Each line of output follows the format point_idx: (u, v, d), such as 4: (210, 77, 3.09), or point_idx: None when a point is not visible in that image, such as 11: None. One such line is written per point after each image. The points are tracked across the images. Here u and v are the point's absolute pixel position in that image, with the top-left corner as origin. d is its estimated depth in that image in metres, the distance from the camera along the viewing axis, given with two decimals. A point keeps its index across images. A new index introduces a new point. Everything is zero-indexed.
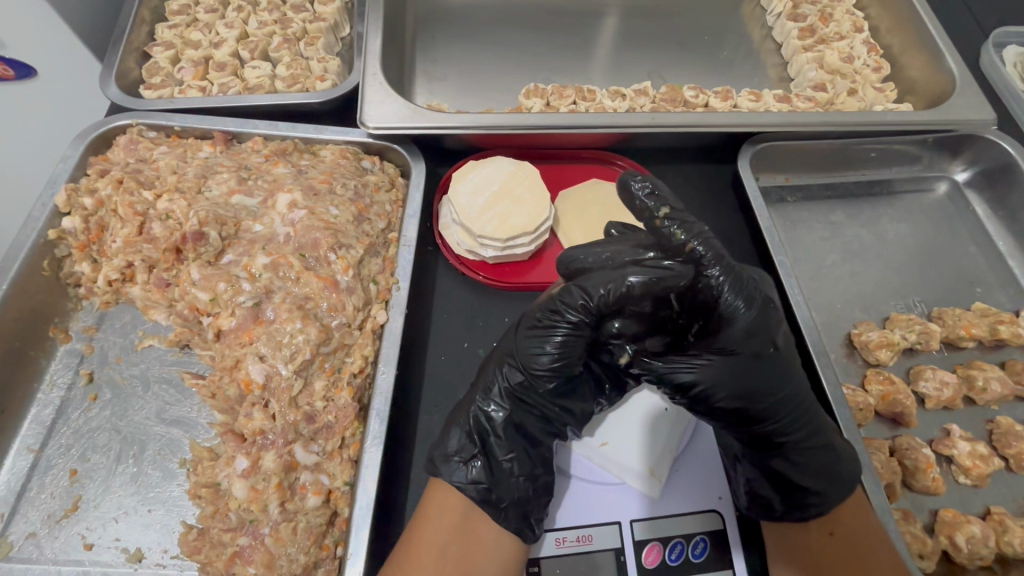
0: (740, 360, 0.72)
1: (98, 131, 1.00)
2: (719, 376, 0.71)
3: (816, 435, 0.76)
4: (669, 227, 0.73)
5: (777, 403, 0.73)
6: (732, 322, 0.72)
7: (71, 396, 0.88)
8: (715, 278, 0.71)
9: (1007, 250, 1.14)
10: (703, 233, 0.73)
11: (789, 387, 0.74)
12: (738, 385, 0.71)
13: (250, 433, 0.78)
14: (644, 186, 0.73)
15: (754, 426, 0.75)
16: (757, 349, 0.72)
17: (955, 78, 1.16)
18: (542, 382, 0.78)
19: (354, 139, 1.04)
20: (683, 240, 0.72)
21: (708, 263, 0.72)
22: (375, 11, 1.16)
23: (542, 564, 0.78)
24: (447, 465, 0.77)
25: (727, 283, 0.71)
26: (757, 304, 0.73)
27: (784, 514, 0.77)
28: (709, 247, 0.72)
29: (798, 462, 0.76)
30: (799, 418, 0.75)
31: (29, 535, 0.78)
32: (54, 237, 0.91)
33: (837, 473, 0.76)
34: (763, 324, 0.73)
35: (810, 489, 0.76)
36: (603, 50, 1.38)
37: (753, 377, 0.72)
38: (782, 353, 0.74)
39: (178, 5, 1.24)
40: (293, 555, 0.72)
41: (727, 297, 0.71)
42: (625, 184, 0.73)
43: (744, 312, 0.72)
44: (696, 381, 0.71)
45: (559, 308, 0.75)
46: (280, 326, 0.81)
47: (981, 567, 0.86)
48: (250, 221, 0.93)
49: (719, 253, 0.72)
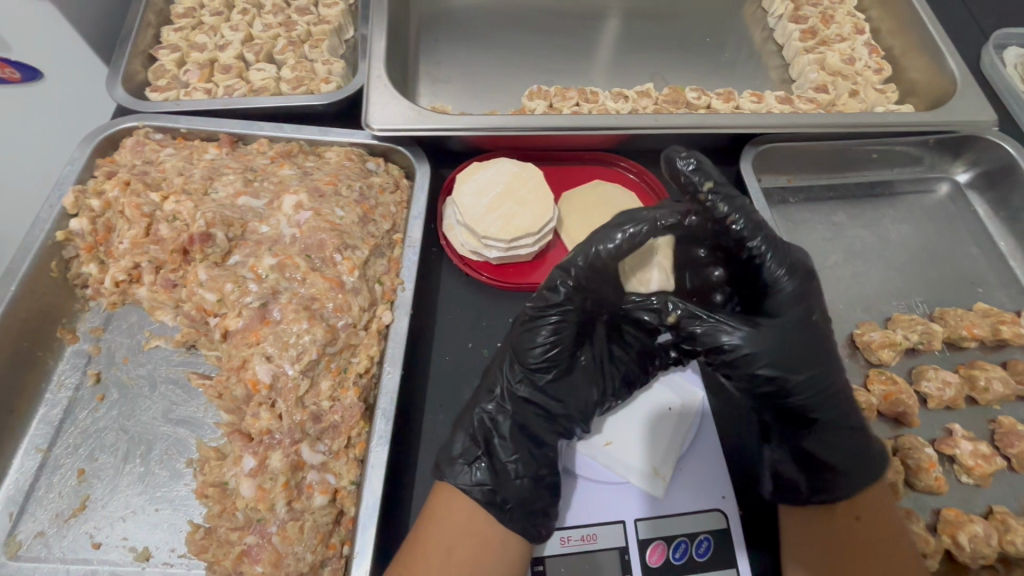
0: (782, 327, 0.74)
1: (105, 133, 1.01)
2: (765, 343, 0.73)
3: (846, 416, 0.77)
4: (714, 201, 0.78)
5: (816, 372, 0.74)
6: (771, 291, 0.76)
7: (78, 396, 0.88)
8: (757, 249, 0.76)
9: (1009, 251, 1.15)
10: (747, 208, 0.78)
11: (824, 361, 0.75)
12: (781, 351, 0.73)
13: (257, 433, 0.79)
14: (688, 162, 0.80)
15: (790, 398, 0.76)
16: (800, 317, 0.75)
17: (956, 79, 1.17)
18: (539, 375, 0.81)
19: (359, 141, 1.04)
20: (726, 212, 0.78)
21: (748, 235, 0.77)
22: (379, 13, 1.17)
23: (547, 563, 0.79)
24: (451, 468, 0.77)
25: (770, 255, 0.76)
26: (797, 277, 0.77)
27: (810, 498, 0.78)
28: (749, 220, 0.77)
29: (829, 442, 0.77)
30: (831, 394, 0.76)
31: (38, 534, 0.78)
32: (62, 238, 0.92)
33: (865, 457, 0.77)
34: (803, 295, 0.77)
35: (838, 470, 0.76)
36: (605, 52, 1.38)
37: (796, 343, 0.74)
38: (819, 326, 0.77)
39: (184, 8, 1.25)
40: (300, 554, 0.73)
41: (771, 266, 0.76)
42: (672, 162, 0.81)
43: (785, 281, 0.76)
44: (741, 346, 0.72)
45: (546, 297, 0.78)
46: (286, 326, 0.82)
47: (984, 567, 0.86)
48: (256, 222, 0.93)
49: (759, 226, 0.77)
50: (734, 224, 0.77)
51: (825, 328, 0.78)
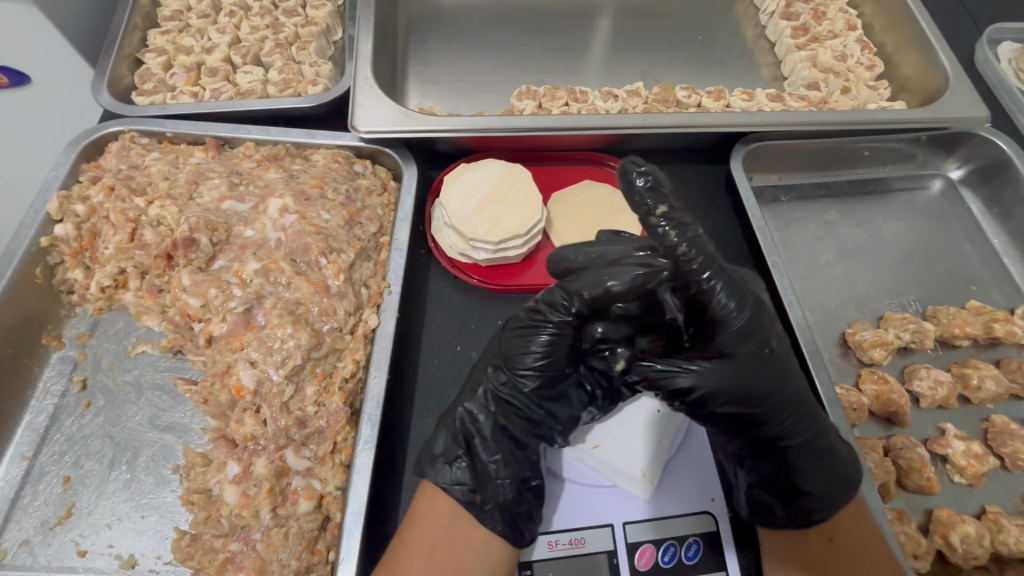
0: (739, 362, 0.73)
1: (90, 138, 1.01)
2: (717, 380, 0.72)
3: (816, 440, 0.76)
4: (665, 228, 0.71)
5: (775, 404, 0.74)
6: (726, 325, 0.72)
7: (65, 403, 0.88)
8: (707, 281, 0.71)
9: (1003, 248, 1.14)
10: (698, 237, 0.71)
11: (787, 388, 0.74)
12: (736, 386, 0.72)
13: (242, 439, 0.78)
14: (647, 179, 0.72)
15: (753, 429, 0.75)
16: (755, 351, 0.73)
17: (949, 75, 1.16)
18: (526, 382, 0.79)
19: (346, 143, 1.04)
20: (676, 241, 0.71)
21: (699, 266, 0.71)
22: (366, 14, 1.16)
23: (535, 567, 0.78)
24: (433, 466, 0.77)
25: (719, 287, 0.71)
26: (749, 306, 0.73)
27: (788, 523, 0.76)
28: (700, 250, 0.71)
29: (798, 467, 0.76)
30: (797, 420, 0.75)
31: (22, 542, 0.78)
32: (47, 244, 0.92)
33: (838, 479, 0.76)
34: (756, 327, 0.73)
35: (811, 494, 0.76)
36: (596, 51, 1.38)
37: (752, 378, 0.73)
38: (778, 354, 0.74)
39: (171, 11, 1.24)
40: (285, 561, 0.72)
41: (720, 299, 0.71)
42: (627, 176, 0.72)
43: (735, 315, 0.72)
44: (694, 386, 0.72)
45: (542, 310, 0.77)
46: (271, 331, 0.81)
47: (976, 567, 0.85)
48: (241, 226, 0.92)
49: (710, 256, 0.71)
50: (684, 254, 0.70)
51: (786, 353, 0.76)
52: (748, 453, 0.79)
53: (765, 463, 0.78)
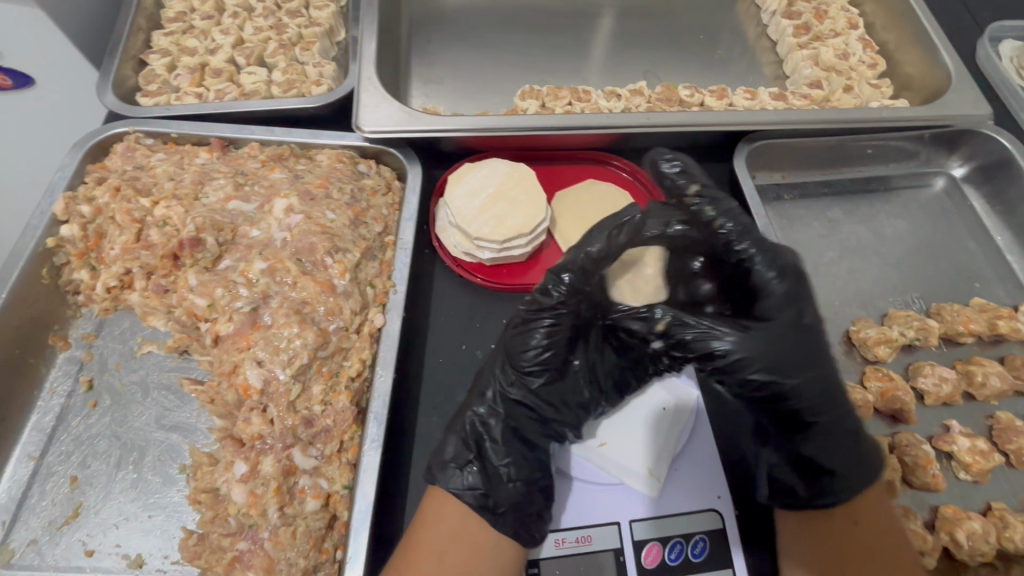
0: (773, 333, 0.73)
1: (95, 139, 1.01)
2: (753, 347, 0.71)
3: (843, 417, 0.75)
4: (699, 202, 0.80)
5: (810, 375, 0.73)
6: (767, 292, 0.76)
7: (71, 403, 0.88)
8: (743, 249, 0.78)
9: (1006, 245, 1.14)
10: (733, 211, 0.80)
11: (815, 361, 0.74)
12: (772, 354, 0.71)
13: (249, 438, 0.78)
14: (675, 164, 0.83)
15: (784, 404, 0.74)
16: (795, 318, 0.74)
17: (951, 73, 1.16)
18: (533, 379, 0.81)
19: (350, 143, 1.04)
20: (711, 215, 0.80)
21: (734, 236, 0.79)
22: (370, 15, 1.16)
23: (542, 565, 0.78)
24: (443, 472, 0.77)
25: (759, 256, 0.77)
26: (790, 277, 0.77)
27: (808, 502, 0.76)
28: (736, 223, 0.79)
29: (827, 445, 0.75)
30: (828, 395, 0.74)
31: (30, 542, 0.78)
32: (53, 245, 0.92)
33: (865, 461, 0.75)
34: (798, 297, 0.76)
35: (838, 474, 0.74)
36: (598, 50, 1.38)
37: (788, 345, 0.72)
38: (813, 326, 0.76)
39: (174, 12, 1.25)
40: (293, 559, 0.72)
41: (759, 267, 0.77)
42: (656, 164, 0.84)
43: (775, 283, 0.76)
44: (730, 350, 0.71)
45: (538, 301, 0.78)
46: (277, 331, 0.81)
47: (983, 564, 0.85)
48: (247, 226, 0.93)
49: (746, 228, 0.79)
50: (720, 226, 0.79)
51: (822, 328, 0.77)
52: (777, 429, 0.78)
53: (792, 438, 0.77)
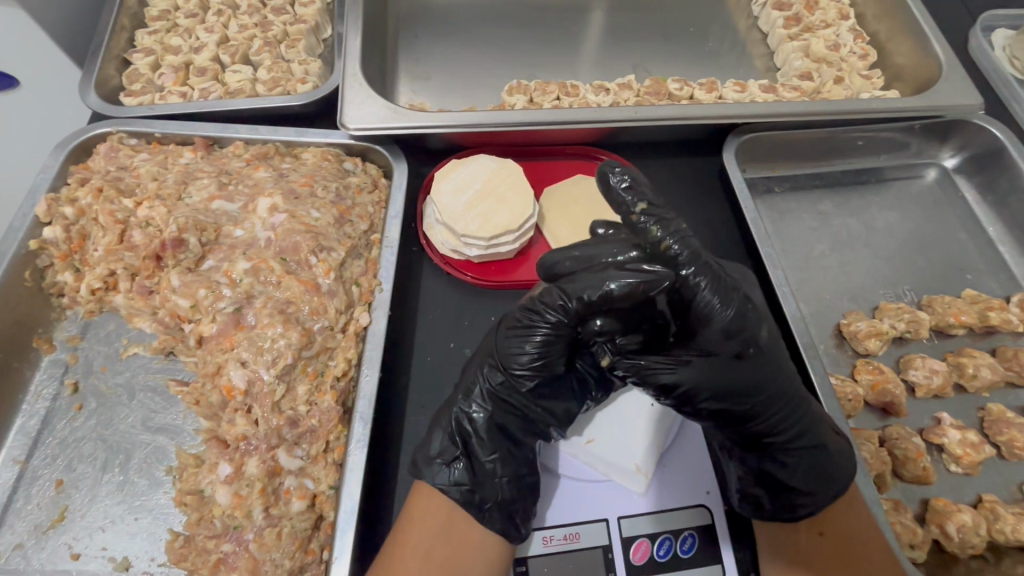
0: (719, 359, 0.74)
1: (78, 139, 1.00)
2: (700, 376, 0.73)
3: (804, 435, 0.76)
4: (646, 224, 0.74)
5: (761, 400, 0.75)
6: (709, 322, 0.72)
7: (57, 406, 0.88)
8: (690, 276, 0.72)
9: (998, 236, 1.13)
10: (681, 232, 0.73)
11: (775, 384, 0.75)
12: (717, 382, 0.74)
13: (233, 439, 0.78)
14: (623, 179, 0.76)
15: (743, 426, 0.76)
16: (739, 347, 0.73)
17: (942, 63, 1.15)
18: (522, 381, 0.79)
19: (335, 141, 1.03)
20: (659, 237, 0.73)
21: (683, 260, 0.72)
22: (355, 11, 1.15)
23: (530, 563, 0.78)
24: (429, 468, 0.77)
25: (705, 285, 0.72)
26: (735, 303, 0.73)
27: (773, 515, 0.77)
28: (686, 245, 0.73)
29: (787, 462, 0.78)
30: (787, 416, 0.76)
31: (15, 546, 0.78)
32: (36, 247, 0.91)
33: (829, 475, 0.77)
34: (744, 323, 0.73)
35: (799, 490, 0.77)
36: (588, 44, 1.37)
37: (737, 372, 0.74)
38: (765, 351, 0.75)
39: (158, 10, 1.23)
40: (278, 561, 0.72)
41: (705, 296, 0.71)
42: (604, 177, 0.76)
43: (722, 311, 0.72)
44: (679, 382, 0.74)
45: (539, 308, 0.75)
46: (261, 331, 0.81)
47: (973, 557, 0.85)
48: (231, 226, 0.92)
49: (695, 252, 0.73)
50: (669, 248, 0.73)
51: (771, 351, 0.76)
52: (738, 448, 0.79)
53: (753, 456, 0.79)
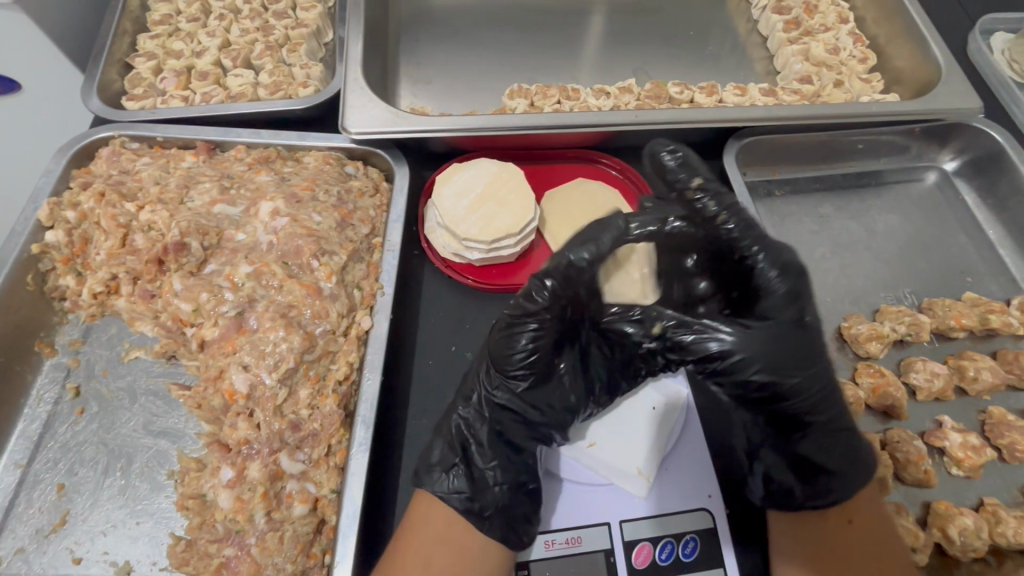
0: (781, 328, 0.72)
1: (80, 143, 1.00)
2: (756, 348, 0.70)
3: (838, 419, 0.74)
4: (704, 201, 0.80)
5: (808, 375, 0.71)
6: (769, 292, 0.74)
7: (58, 410, 0.88)
8: (748, 248, 0.76)
9: (998, 239, 1.14)
10: (735, 207, 0.79)
11: (815, 363, 0.72)
12: (772, 353, 0.70)
13: (236, 443, 0.78)
14: (676, 155, 0.86)
15: (782, 406, 0.72)
16: (795, 318, 0.73)
17: (941, 67, 1.16)
18: (519, 384, 0.79)
19: (337, 145, 1.03)
20: (715, 211, 0.79)
21: (738, 235, 0.77)
22: (357, 15, 1.15)
23: (532, 567, 0.78)
24: (428, 475, 0.77)
25: (762, 256, 0.75)
26: (793, 277, 0.75)
27: (804, 502, 0.76)
28: (740, 220, 0.78)
29: (823, 445, 0.74)
30: (825, 398, 0.73)
31: (17, 550, 0.78)
32: (38, 251, 0.91)
33: (860, 458, 0.75)
34: (801, 296, 0.74)
35: (834, 473, 0.74)
36: (588, 48, 1.37)
37: (788, 344, 0.71)
38: (811, 327, 0.74)
39: (160, 15, 1.24)
40: (280, 565, 0.72)
41: (762, 268, 0.75)
42: (658, 153, 0.87)
43: (777, 282, 0.74)
44: (731, 352, 0.70)
45: (523, 305, 0.76)
46: (263, 335, 0.81)
47: (975, 560, 0.85)
48: (232, 230, 0.92)
49: (749, 224, 0.78)
50: (724, 223, 0.78)
51: (819, 331, 0.75)
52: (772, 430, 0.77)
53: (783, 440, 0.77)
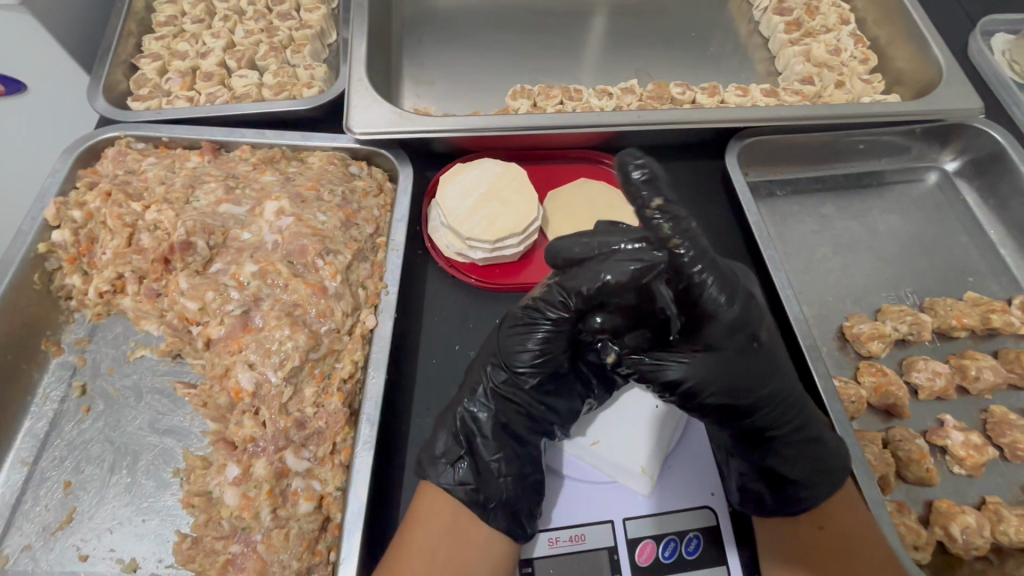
0: (728, 356, 0.72)
1: (86, 144, 1.01)
2: (706, 373, 0.72)
3: (804, 429, 0.76)
4: (659, 220, 0.68)
5: (765, 394, 0.74)
6: (716, 320, 0.70)
7: (65, 408, 0.88)
8: (699, 275, 0.68)
9: (999, 239, 1.14)
10: (692, 230, 0.69)
11: (774, 380, 0.74)
12: (724, 377, 0.72)
13: (242, 441, 0.79)
14: (643, 170, 0.69)
15: (743, 422, 0.76)
16: (743, 344, 0.72)
17: (942, 67, 1.16)
18: (526, 379, 0.80)
19: (341, 145, 1.04)
20: (669, 235, 0.68)
21: (690, 260, 0.68)
22: (360, 16, 1.16)
23: (535, 564, 0.79)
24: (434, 467, 0.78)
25: (711, 282, 0.68)
26: (740, 300, 0.71)
27: (776, 510, 0.77)
28: (695, 244, 0.68)
29: (788, 457, 0.77)
30: (786, 411, 0.75)
31: (24, 547, 0.78)
32: (44, 250, 0.92)
33: (827, 467, 0.77)
34: (748, 321, 0.72)
35: (800, 483, 0.76)
36: (590, 48, 1.38)
37: (740, 369, 0.73)
38: (765, 348, 0.74)
39: (165, 16, 1.24)
40: (286, 562, 0.73)
41: (711, 294, 0.69)
42: (624, 166, 0.70)
43: (726, 309, 0.70)
44: (683, 378, 0.73)
45: (538, 307, 0.78)
46: (268, 334, 0.82)
47: (976, 558, 0.86)
48: (238, 229, 0.93)
49: (703, 249, 0.68)
50: (678, 247, 0.68)
51: (774, 346, 0.76)
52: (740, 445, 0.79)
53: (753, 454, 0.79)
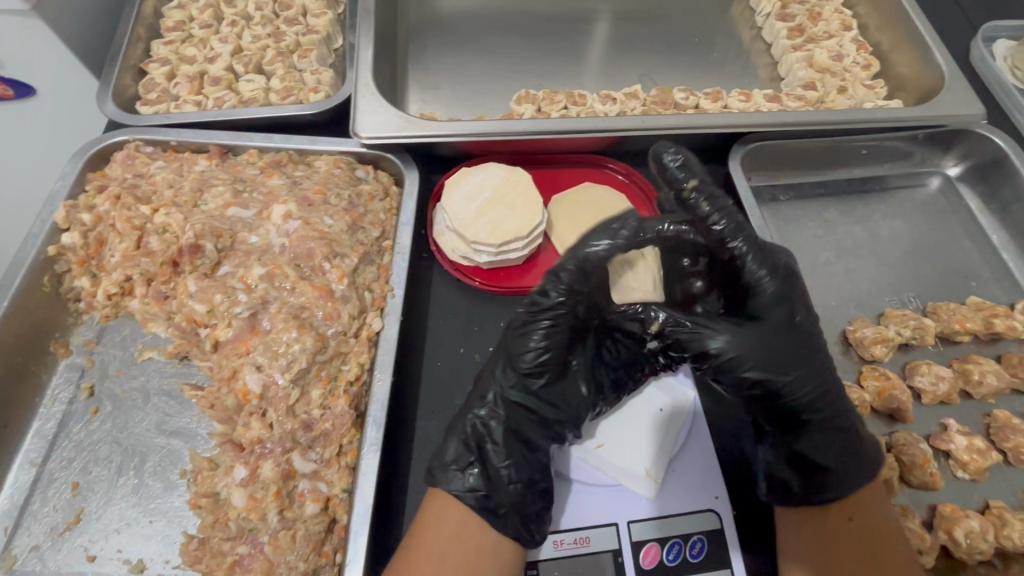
0: (768, 328, 0.77)
1: (95, 148, 1.02)
2: (746, 345, 0.76)
3: (838, 415, 0.78)
4: (696, 199, 0.82)
5: (802, 371, 0.77)
6: (759, 291, 0.79)
7: (73, 409, 0.89)
8: (736, 247, 0.80)
9: (1002, 244, 1.14)
10: (728, 208, 0.81)
11: (809, 359, 0.78)
12: (766, 351, 0.76)
13: (249, 442, 0.79)
14: (676, 159, 0.86)
15: (778, 401, 0.78)
16: (786, 317, 0.78)
17: (944, 73, 1.17)
18: (533, 381, 0.82)
19: (347, 149, 1.05)
20: (708, 211, 0.81)
21: (729, 234, 0.80)
22: (367, 22, 1.17)
23: (541, 566, 0.79)
24: (444, 474, 0.77)
25: (751, 256, 0.79)
26: (780, 277, 0.80)
27: (805, 498, 0.77)
28: (732, 220, 0.80)
29: (820, 441, 0.78)
30: (821, 391, 0.78)
31: (32, 548, 0.79)
32: (54, 253, 0.93)
33: (859, 456, 0.77)
34: (789, 296, 0.79)
35: (832, 470, 0.76)
36: (594, 54, 1.39)
37: (780, 343, 0.77)
38: (802, 327, 0.79)
39: (173, 21, 1.26)
40: (293, 563, 0.73)
41: (751, 267, 0.79)
42: (660, 157, 0.87)
43: (767, 281, 0.79)
44: (723, 350, 0.76)
45: (537, 304, 0.80)
46: (276, 336, 0.82)
47: (981, 562, 0.86)
48: (245, 233, 0.93)
49: (739, 226, 0.80)
50: (714, 222, 0.80)
51: (812, 328, 0.80)
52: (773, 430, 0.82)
53: (785, 437, 0.81)
